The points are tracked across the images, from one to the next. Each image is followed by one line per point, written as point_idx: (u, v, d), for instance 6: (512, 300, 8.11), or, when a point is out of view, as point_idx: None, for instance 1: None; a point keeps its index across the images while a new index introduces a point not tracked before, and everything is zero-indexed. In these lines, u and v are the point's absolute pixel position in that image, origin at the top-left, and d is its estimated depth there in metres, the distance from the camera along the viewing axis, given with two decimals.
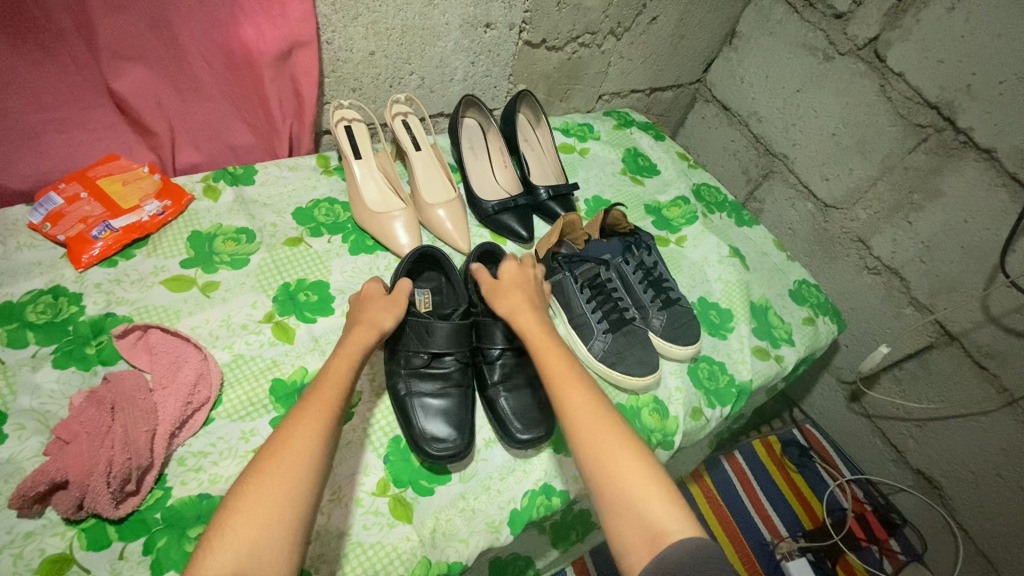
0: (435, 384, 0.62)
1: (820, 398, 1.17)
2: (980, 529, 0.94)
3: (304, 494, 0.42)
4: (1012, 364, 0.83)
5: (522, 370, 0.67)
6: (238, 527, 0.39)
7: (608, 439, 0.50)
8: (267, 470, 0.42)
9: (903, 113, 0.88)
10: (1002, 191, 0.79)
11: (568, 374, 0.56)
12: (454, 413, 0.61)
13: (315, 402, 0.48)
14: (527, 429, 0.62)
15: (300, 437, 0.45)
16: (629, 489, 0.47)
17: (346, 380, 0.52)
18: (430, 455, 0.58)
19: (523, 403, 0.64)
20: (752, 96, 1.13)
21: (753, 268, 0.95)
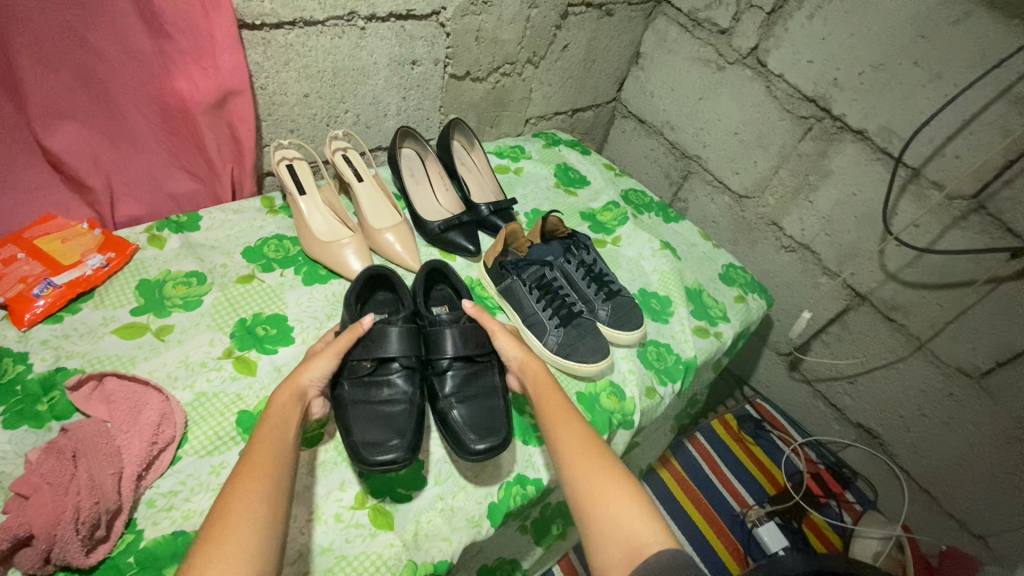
0: (380, 392, 0.62)
1: (765, 372, 1.25)
2: (918, 469, 1.04)
3: (259, 553, 0.43)
4: (914, 312, 0.94)
5: (474, 380, 0.66)
6: None
7: (592, 462, 0.55)
8: (223, 542, 0.43)
9: (788, 108, 1.01)
10: (878, 164, 0.91)
11: (561, 404, 0.61)
12: (399, 423, 0.60)
13: (253, 469, 0.48)
14: (479, 437, 0.60)
15: (244, 501, 0.46)
16: (614, 509, 0.51)
17: (286, 433, 0.52)
18: (367, 460, 0.56)
19: (475, 415, 0.63)
20: (663, 107, 1.25)
21: (684, 258, 1.03)
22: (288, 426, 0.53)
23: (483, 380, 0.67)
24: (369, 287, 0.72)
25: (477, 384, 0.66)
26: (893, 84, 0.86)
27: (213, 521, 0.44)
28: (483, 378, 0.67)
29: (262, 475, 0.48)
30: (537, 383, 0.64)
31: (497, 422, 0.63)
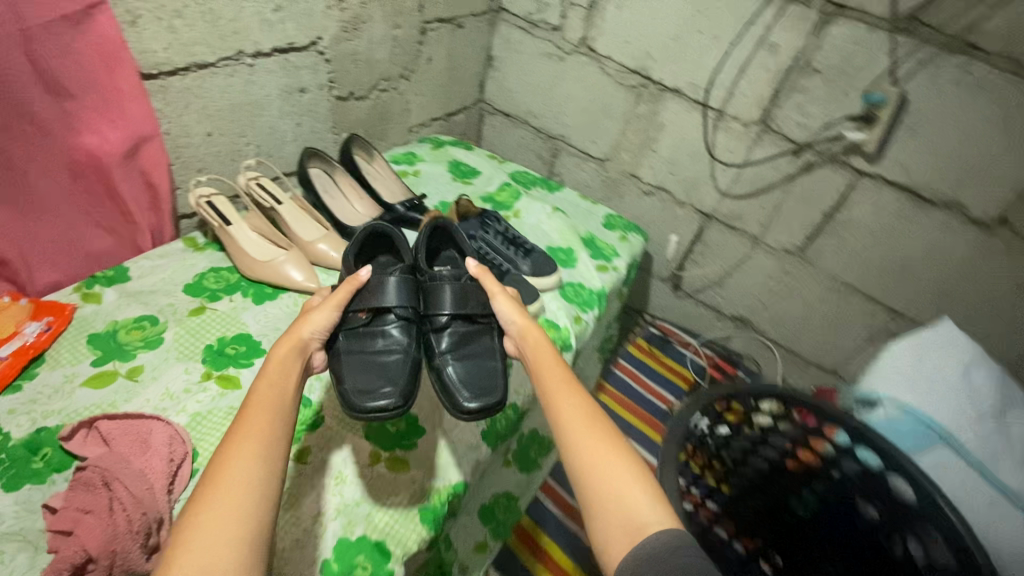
0: (375, 342, 0.69)
1: (657, 298, 1.51)
2: (780, 336, 1.34)
3: (255, 507, 0.45)
4: (746, 216, 1.23)
5: (471, 341, 0.72)
6: (194, 555, 0.41)
7: (595, 438, 0.57)
8: (217, 491, 0.45)
9: (620, 81, 1.25)
10: (693, 111, 1.18)
11: (562, 380, 0.62)
12: (393, 375, 0.66)
13: (247, 425, 0.50)
14: (470, 396, 0.67)
15: (238, 459, 0.47)
16: (615, 489, 0.53)
17: (280, 396, 0.54)
18: (352, 406, 0.62)
19: (469, 372, 0.69)
20: (522, 99, 1.45)
21: (573, 216, 1.23)
22: (282, 389, 0.55)
23: (481, 342, 0.73)
24: (371, 245, 0.79)
25: (471, 344, 0.72)
26: (687, 49, 1.13)
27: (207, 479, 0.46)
28: (479, 338, 0.73)
29: (257, 432, 0.50)
30: (536, 361, 0.65)
31: (493, 384, 0.68)
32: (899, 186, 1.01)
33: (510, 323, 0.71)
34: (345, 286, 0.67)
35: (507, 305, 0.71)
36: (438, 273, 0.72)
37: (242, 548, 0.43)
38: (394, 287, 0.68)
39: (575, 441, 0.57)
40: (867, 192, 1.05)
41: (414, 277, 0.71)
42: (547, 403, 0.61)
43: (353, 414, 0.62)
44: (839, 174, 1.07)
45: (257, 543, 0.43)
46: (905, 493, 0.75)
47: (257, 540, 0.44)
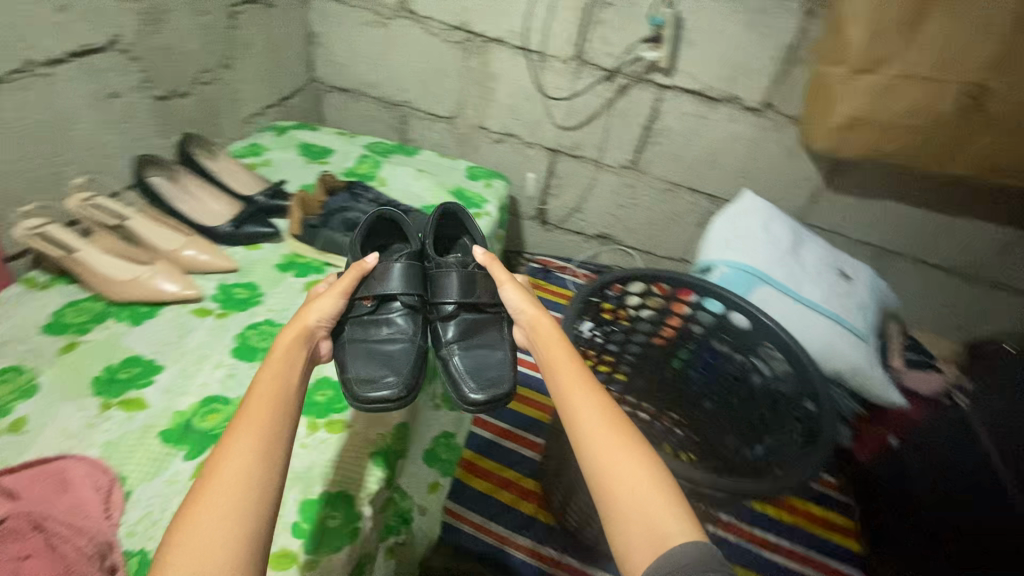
0: (380, 332, 0.79)
1: (529, 235, 1.65)
2: (636, 242, 1.55)
3: (255, 501, 0.45)
4: (585, 144, 1.39)
5: (476, 333, 0.82)
6: (197, 537, 0.42)
7: (607, 437, 0.58)
8: (221, 474, 0.46)
9: (447, 39, 1.32)
10: (518, 56, 1.29)
11: (579, 380, 0.64)
12: (397, 365, 0.74)
13: (251, 415, 0.51)
14: (473, 387, 0.76)
15: (243, 451, 0.48)
16: (636, 495, 0.53)
17: (286, 390, 0.55)
18: (354, 392, 0.71)
19: (472, 362, 0.79)
20: (356, 72, 1.45)
21: (436, 174, 1.30)
22: (289, 383, 0.56)
23: (488, 334, 0.83)
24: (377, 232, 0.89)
25: (474, 337, 0.82)
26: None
27: (208, 473, 0.46)
28: (483, 329, 0.83)
29: (262, 427, 0.50)
30: (549, 357, 0.68)
31: (501, 378, 0.78)
32: (693, 93, 1.23)
33: (516, 312, 0.79)
34: (351, 274, 0.75)
35: (515, 293, 0.79)
36: (445, 263, 0.83)
37: (241, 544, 0.42)
38: (398, 275, 0.78)
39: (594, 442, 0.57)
40: (671, 102, 1.25)
41: (421, 267, 0.82)
42: (563, 404, 0.62)
43: (356, 402, 0.71)
44: (647, 91, 1.26)
45: (254, 540, 0.43)
46: (742, 321, 0.96)
47: (261, 535, 0.44)
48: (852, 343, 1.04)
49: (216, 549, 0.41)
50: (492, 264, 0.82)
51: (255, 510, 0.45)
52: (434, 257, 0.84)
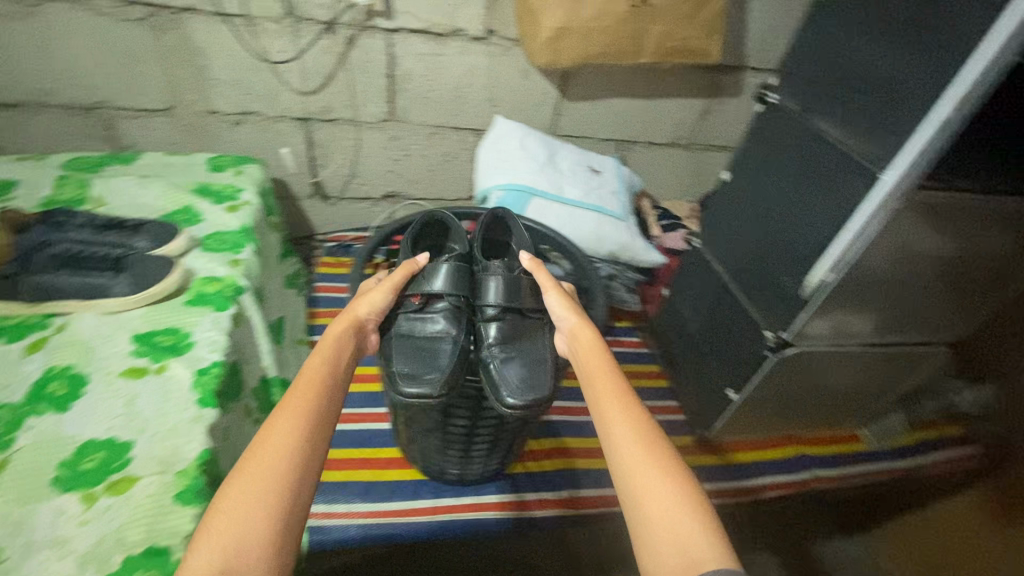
0: (428, 328, 0.91)
1: (315, 215, 1.55)
2: (424, 193, 1.56)
3: (297, 470, 0.54)
4: (334, 106, 1.32)
5: (517, 336, 0.91)
6: (227, 514, 0.50)
7: (640, 461, 0.61)
8: (257, 450, 0.55)
9: (123, 17, 1.11)
10: (221, 24, 1.15)
11: (613, 397, 0.70)
12: (438, 363, 0.86)
13: (290, 402, 0.60)
14: (507, 390, 0.83)
15: (279, 433, 0.56)
16: (667, 521, 0.56)
17: (325, 382, 0.65)
18: (396, 387, 0.81)
19: (510, 364, 0.87)
20: (16, 78, 1.15)
21: (170, 176, 1.13)
22: (328, 373, 0.66)
23: (531, 337, 0.92)
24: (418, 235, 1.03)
25: (514, 340, 0.90)
26: None
27: (259, 438, 0.56)
28: (523, 331, 0.92)
29: (312, 406, 0.61)
30: (584, 373, 0.76)
31: (540, 385, 0.85)
32: (420, 32, 1.23)
33: (562, 316, 0.88)
34: (399, 273, 0.89)
35: (558, 302, 0.88)
36: (491, 269, 0.93)
37: (280, 503, 0.51)
38: (443, 277, 0.90)
39: (632, 468, 0.61)
40: (403, 45, 1.25)
41: (469, 271, 0.94)
42: (600, 424, 0.68)
43: (398, 396, 0.81)
44: (376, 38, 1.23)
45: (286, 515, 0.51)
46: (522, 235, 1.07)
47: (280, 519, 0.51)
48: (614, 225, 1.23)
49: (262, 500, 0.51)
50: (535, 268, 0.93)
51: (301, 480, 0.54)
52: (482, 260, 0.96)
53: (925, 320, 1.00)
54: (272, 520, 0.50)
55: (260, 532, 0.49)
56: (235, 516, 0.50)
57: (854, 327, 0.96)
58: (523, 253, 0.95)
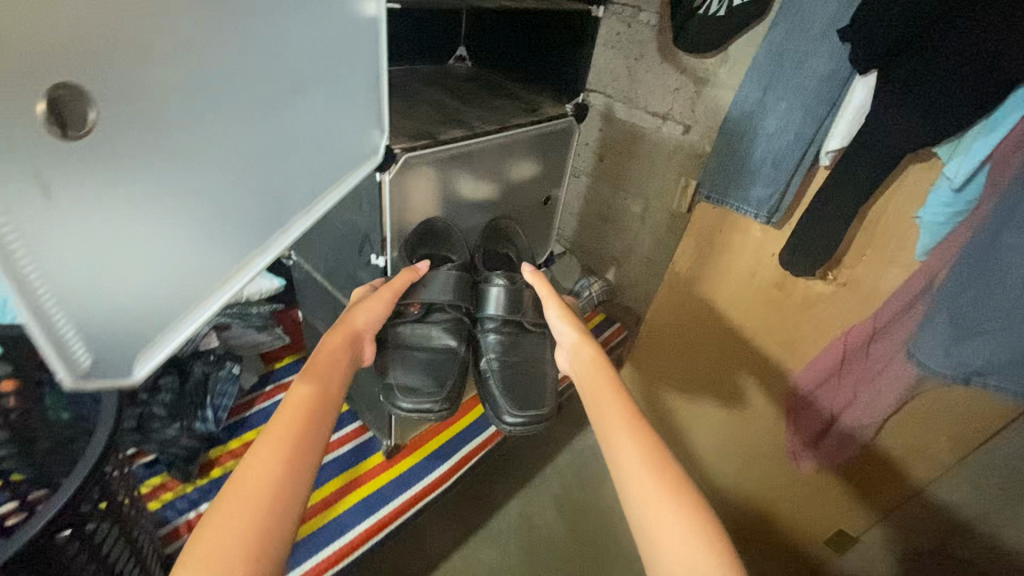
0: (430, 334, 0.94)
1: None
2: None
3: (281, 512, 0.57)
4: None
5: (516, 351, 0.97)
6: (206, 543, 0.53)
7: (653, 487, 0.66)
8: (242, 479, 0.58)
9: None
10: None
11: (621, 407, 0.77)
12: (441, 380, 0.91)
13: (278, 430, 0.64)
14: (508, 410, 0.91)
15: (266, 463, 0.60)
16: (683, 545, 0.60)
17: (316, 405, 0.68)
18: (400, 404, 0.86)
19: (509, 379, 0.93)
20: None
21: None
22: (320, 396, 0.69)
23: (529, 354, 0.98)
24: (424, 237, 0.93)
25: (515, 355, 0.96)
26: None
27: (249, 470, 0.59)
28: (522, 347, 0.98)
29: (306, 436, 0.64)
30: (582, 376, 0.85)
31: (539, 401, 0.93)
32: None
33: (561, 328, 0.92)
34: (397, 281, 0.85)
35: (560, 316, 0.92)
36: (490, 279, 0.95)
37: (268, 536, 0.55)
38: (447, 287, 0.90)
39: (638, 487, 0.66)
40: None
41: (472, 280, 0.95)
42: (604, 436, 0.74)
43: (401, 409, 0.87)
44: None
45: (266, 550, 0.54)
46: None
47: (261, 551, 0.54)
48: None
49: (245, 539, 0.54)
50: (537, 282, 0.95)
51: (288, 515, 0.58)
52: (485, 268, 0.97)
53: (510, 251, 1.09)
54: (253, 555, 0.53)
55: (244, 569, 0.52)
56: (218, 553, 0.52)
57: None
58: (524, 265, 0.95)
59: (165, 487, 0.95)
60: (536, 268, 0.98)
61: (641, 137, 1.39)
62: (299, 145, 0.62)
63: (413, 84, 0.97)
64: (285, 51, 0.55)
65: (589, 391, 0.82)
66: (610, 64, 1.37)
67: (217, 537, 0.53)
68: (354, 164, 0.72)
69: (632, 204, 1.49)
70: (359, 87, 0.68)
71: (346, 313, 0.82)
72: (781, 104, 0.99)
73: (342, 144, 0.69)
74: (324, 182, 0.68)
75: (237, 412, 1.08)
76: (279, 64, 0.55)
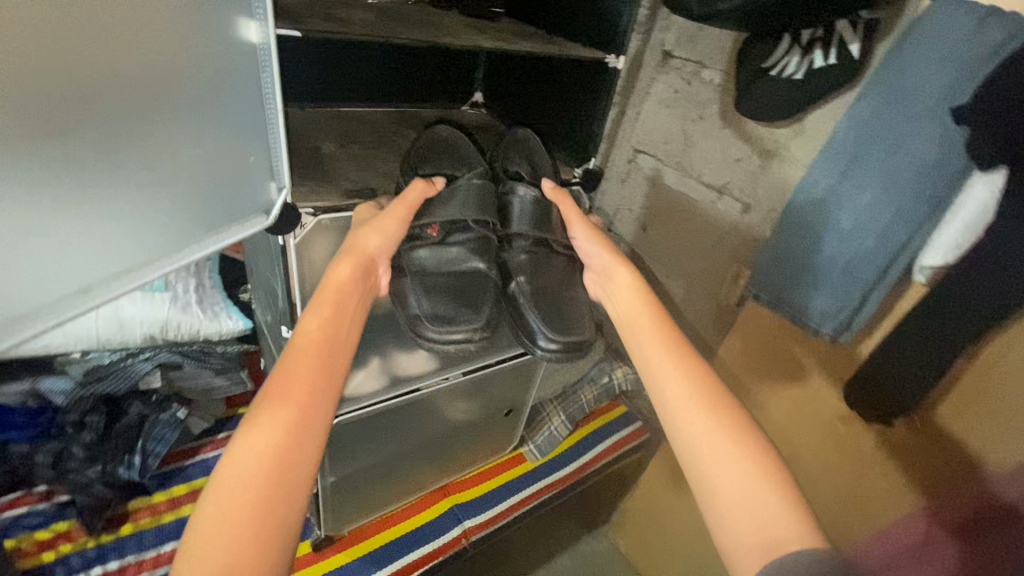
0: (453, 258, 0.74)
1: None
2: None
3: (290, 491, 0.49)
4: None
5: (547, 271, 0.78)
6: (212, 538, 0.45)
7: (703, 415, 0.59)
8: (247, 455, 0.49)
9: None
10: None
11: (667, 339, 0.66)
12: (473, 304, 0.72)
13: (282, 394, 0.53)
14: (550, 338, 0.72)
15: (274, 434, 0.50)
16: (743, 484, 0.54)
17: (323, 357, 0.57)
18: (427, 332, 0.68)
19: (545, 306, 0.74)
20: None
21: None
22: (328, 346, 0.58)
23: (560, 277, 0.79)
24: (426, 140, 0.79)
25: (545, 277, 0.77)
26: None
27: (253, 442, 0.50)
28: (556, 270, 0.79)
29: (316, 400, 0.54)
30: (624, 312, 0.71)
31: (578, 325, 0.75)
32: None
33: (590, 253, 0.78)
34: (411, 192, 0.70)
35: (591, 239, 0.76)
36: (517, 192, 0.77)
37: (285, 522, 0.48)
38: (468, 203, 0.72)
39: (687, 417, 0.60)
40: None
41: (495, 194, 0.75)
42: (644, 368, 0.65)
43: (428, 340, 0.68)
44: None
45: (284, 541, 0.47)
46: None
47: (279, 543, 0.47)
48: (138, 297, 0.87)
49: (253, 531, 0.46)
50: (560, 200, 0.78)
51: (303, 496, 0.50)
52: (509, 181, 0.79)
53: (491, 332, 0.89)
54: (272, 546, 0.46)
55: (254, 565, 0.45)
56: (220, 547, 0.45)
57: (407, 366, 0.80)
58: (546, 181, 0.77)
59: (67, 537, 0.83)
60: (559, 187, 0.79)
61: (692, 211, 1.16)
62: (133, 173, 0.52)
63: (402, 134, 0.86)
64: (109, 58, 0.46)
65: (624, 327, 0.70)
66: (664, 123, 1.17)
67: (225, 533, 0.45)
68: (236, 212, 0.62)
69: (673, 285, 1.24)
70: (239, 116, 0.59)
71: (354, 235, 0.67)
72: (862, 194, 0.75)
73: (222, 182, 0.60)
74: (178, 224, 0.57)
75: (179, 457, 0.97)
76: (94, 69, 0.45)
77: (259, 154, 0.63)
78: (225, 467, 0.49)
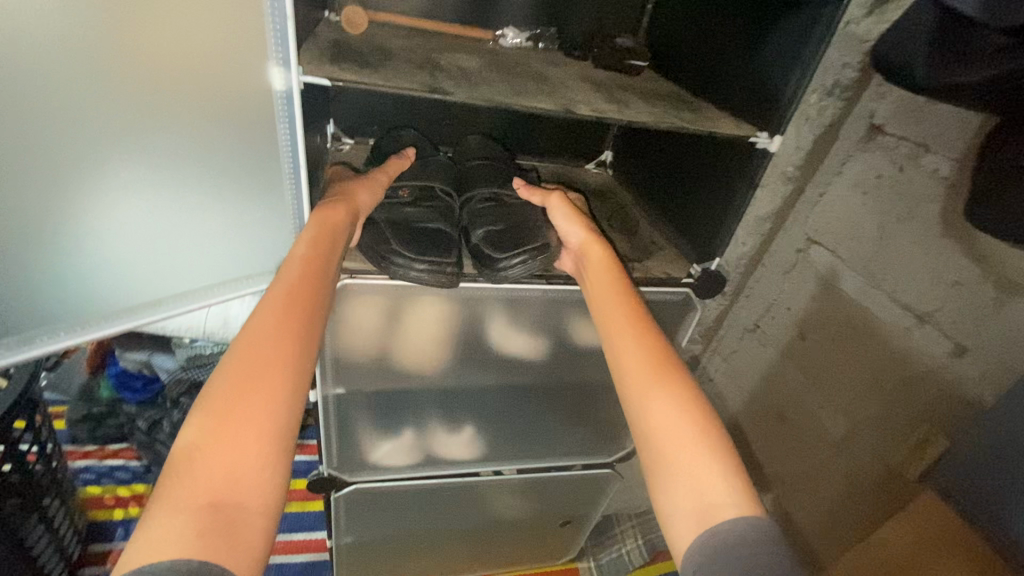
0: (412, 207, 0.59)
1: None
2: None
3: (286, 417, 0.38)
4: None
5: (513, 209, 0.61)
6: (190, 488, 0.34)
7: (650, 378, 0.44)
8: (227, 395, 0.37)
9: None
10: None
11: (625, 310, 0.49)
12: (434, 237, 0.56)
13: (262, 325, 0.41)
14: (510, 251, 0.55)
15: (253, 369, 0.39)
16: (676, 453, 0.41)
17: (306, 279, 0.45)
18: (388, 256, 0.52)
19: (508, 230, 0.58)
20: None
21: None
22: (314, 265, 0.46)
23: (526, 212, 0.61)
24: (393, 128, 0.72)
25: (510, 215, 0.60)
26: None
27: (244, 364, 0.39)
28: (521, 211, 0.61)
29: (300, 328, 0.42)
30: (593, 284, 0.53)
31: (542, 237, 0.58)
32: None
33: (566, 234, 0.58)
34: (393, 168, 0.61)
35: (566, 217, 0.58)
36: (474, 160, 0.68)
37: (275, 466, 0.36)
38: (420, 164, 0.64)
39: (635, 383, 0.45)
40: None
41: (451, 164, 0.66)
42: (607, 340, 0.49)
43: (388, 268, 0.52)
44: None
45: (278, 485, 0.36)
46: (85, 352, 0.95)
47: (273, 483, 0.36)
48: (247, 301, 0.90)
49: (245, 459, 0.35)
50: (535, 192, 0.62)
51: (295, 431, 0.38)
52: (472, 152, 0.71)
53: (556, 432, 0.74)
54: (266, 488, 0.35)
55: (250, 498, 0.35)
56: (201, 491, 0.34)
57: (447, 449, 0.71)
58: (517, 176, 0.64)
59: (138, 501, 0.92)
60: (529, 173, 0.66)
61: (858, 346, 0.67)
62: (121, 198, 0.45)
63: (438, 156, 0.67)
64: (68, 129, 0.40)
65: (623, 313, 0.49)
66: (845, 203, 0.67)
67: (209, 479, 0.34)
68: (241, 264, 0.53)
69: (836, 436, 0.70)
70: (253, 164, 0.47)
71: (345, 185, 0.55)
72: None
73: (238, 230, 0.51)
74: (175, 264, 0.51)
75: None
76: (62, 143, 0.40)
77: (266, 207, 0.50)
78: (208, 398, 0.37)
